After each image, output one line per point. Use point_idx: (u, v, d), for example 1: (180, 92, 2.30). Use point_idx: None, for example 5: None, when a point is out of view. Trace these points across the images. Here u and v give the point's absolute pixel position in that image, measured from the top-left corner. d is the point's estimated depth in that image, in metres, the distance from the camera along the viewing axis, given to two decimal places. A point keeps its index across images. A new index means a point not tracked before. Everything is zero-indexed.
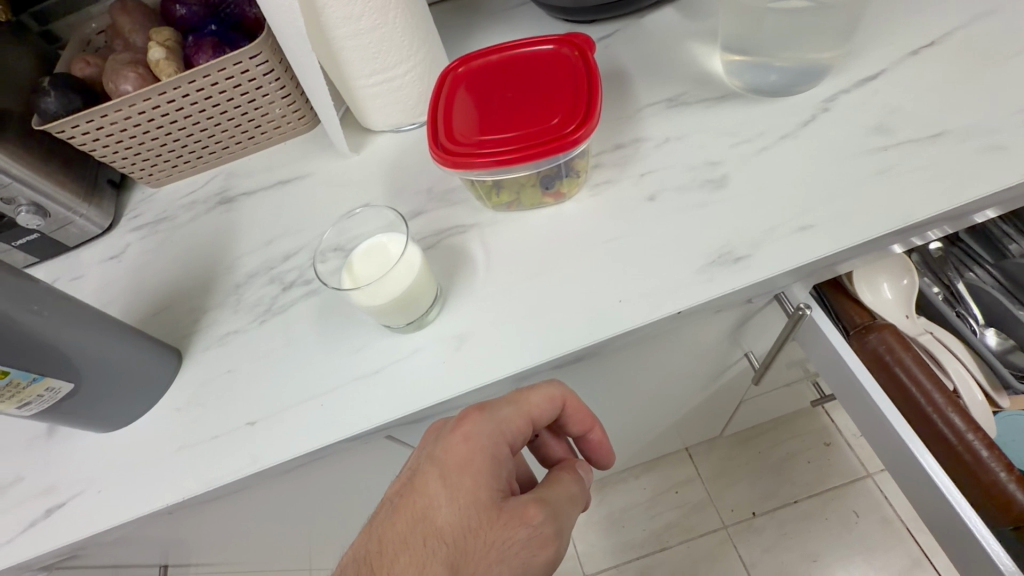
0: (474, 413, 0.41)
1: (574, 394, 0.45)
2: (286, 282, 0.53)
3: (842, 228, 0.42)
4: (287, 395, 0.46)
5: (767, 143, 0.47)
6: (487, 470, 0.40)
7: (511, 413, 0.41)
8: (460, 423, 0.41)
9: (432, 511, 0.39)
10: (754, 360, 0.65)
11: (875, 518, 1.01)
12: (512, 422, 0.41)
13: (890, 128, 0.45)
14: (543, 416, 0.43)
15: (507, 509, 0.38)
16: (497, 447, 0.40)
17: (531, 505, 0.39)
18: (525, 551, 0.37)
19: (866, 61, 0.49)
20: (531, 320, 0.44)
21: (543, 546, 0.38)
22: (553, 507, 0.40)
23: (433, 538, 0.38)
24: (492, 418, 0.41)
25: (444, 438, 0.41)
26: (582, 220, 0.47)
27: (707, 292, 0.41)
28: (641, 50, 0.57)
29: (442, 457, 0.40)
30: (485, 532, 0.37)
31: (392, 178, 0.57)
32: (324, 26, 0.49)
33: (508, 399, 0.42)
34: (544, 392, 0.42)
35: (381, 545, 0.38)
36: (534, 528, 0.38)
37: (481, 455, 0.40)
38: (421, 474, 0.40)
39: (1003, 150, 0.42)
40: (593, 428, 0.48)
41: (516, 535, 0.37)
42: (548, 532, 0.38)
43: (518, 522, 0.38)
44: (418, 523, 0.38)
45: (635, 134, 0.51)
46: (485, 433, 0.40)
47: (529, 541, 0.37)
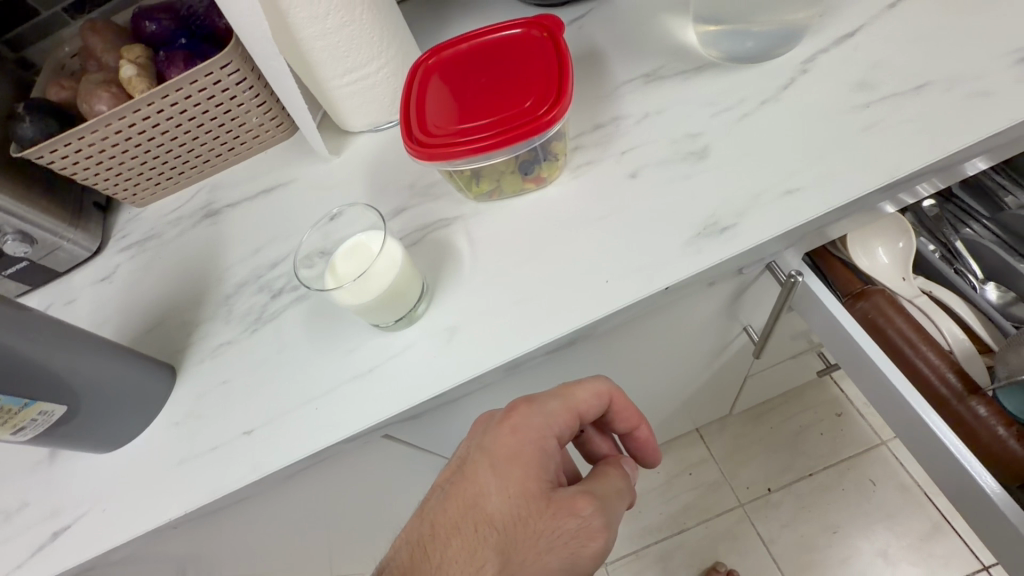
0: (523, 405, 0.41)
1: (621, 391, 0.45)
2: (274, 289, 0.53)
3: (830, 189, 0.41)
4: (284, 401, 0.46)
5: (747, 109, 0.46)
6: (538, 461, 0.40)
7: (561, 407, 0.41)
8: (509, 415, 0.41)
9: (483, 499, 0.39)
10: (753, 334, 0.64)
11: (892, 485, 1.00)
12: (561, 415, 0.41)
13: (873, 83, 0.44)
14: (590, 411, 0.43)
15: (557, 499, 0.38)
16: (548, 440, 0.41)
17: (580, 497, 0.39)
18: (574, 542, 0.37)
19: (844, 18, 0.48)
20: (520, 307, 0.43)
21: (592, 537, 0.37)
22: (602, 501, 0.39)
23: (484, 524, 0.38)
24: (543, 410, 0.41)
25: (499, 428, 0.41)
26: (565, 203, 0.47)
27: (697, 264, 0.41)
28: (614, 28, 0.56)
29: (494, 447, 0.40)
30: (535, 521, 0.38)
31: (374, 176, 0.57)
32: (290, 28, 0.48)
33: (557, 392, 0.42)
34: (593, 387, 0.43)
35: (432, 530, 0.39)
36: (584, 519, 0.38)
37: (530, 446, 0.40)
38: (473, 463, 0.40)
39: (990, 95, 0.41)
40: (639, 425, 0.48)
41: (566, 526, 0.37)
42: (597, 524, 0.38)
43: (568, 514, 0.38)
44: (469, 510, 0.39)
45: (614, 113, 0.50)
46: (535, 425, 0.40)
47: (579, 532, 0.37)
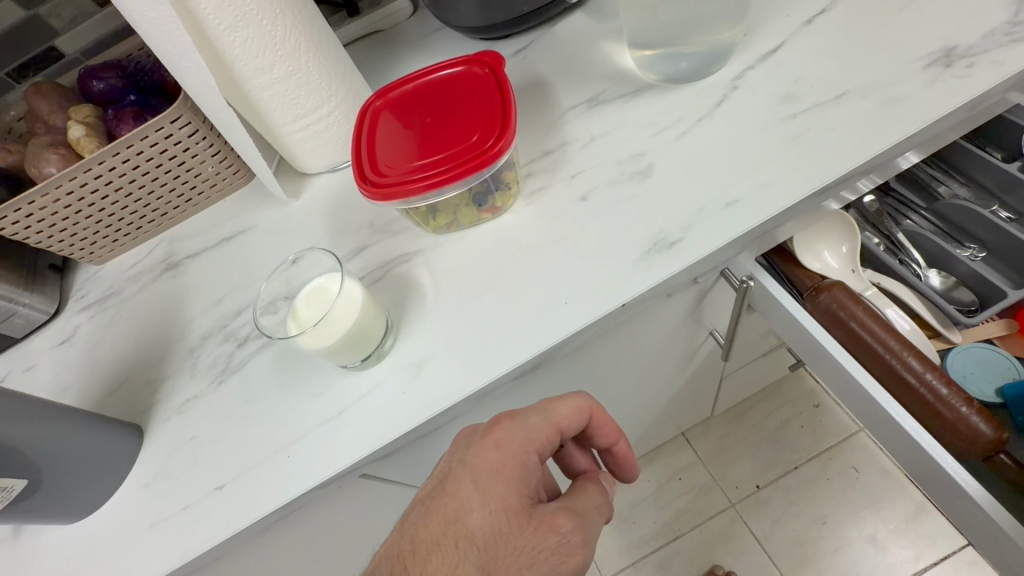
0: (506, 420, 0.42)
1: (601, 406, 0.45)
2: (239, 338, 0.52)
3: (766, 198, 0.43)
4: (255, 452, 0.46)
5: (685, 127, 0.49)
6: (518, 476, 0.40)
7: (542, 422, 0.41)
8: (491, 430, 0.41)
9: (464, 515, 0.39)
10: (719, 337, 0.66)
11: (875, 470, 1.02)
12: (541, 431, 0.42)
13: (797, 95, 0.47)
14: (571, 427, 0.43)
15: (538, 516, 0.39)
16: (529, 455, 0.41)
17: (560, 513, 0.39)
18: (554, 558, 0.37)
19: (767, 35, 0.51)
20: (484, 335, 0.44)
21: (571, 554, 0.38)
22: (582, 516, 0.40)
23: (465, 540, 0.38)
24: (526, 426, 0.41)
25: (481, 441, 0.41)
26: (520, 229, 0.48)
27: (650, 280, 0.42)
28: (557, 57, 0.59)
29: (476, 462, 0.40)
30: (516, 537, 0.38)
31: (333, 217, 0.57)
32: (236, 80, 0.49)
33: (538, 407, 0.42)
34: (575, 403, 0.43)
35: (413, 546, 0.38)
36: (564, 535, 0.38)
37: (512, 461, 0.40)
38: (455, 478, 0.40)
39: (903, 100, 0.44)
40: (619, 441, 0.49)
41: (546, 542, 0.38)
42: (576, 541, 0.38)
43: (548, 530, 0.38)
44: (450, 525, 0.38)
45: (561, 138, 0.52)
46: (517, 440, 0.41)
47: (558, 548, 0.38)
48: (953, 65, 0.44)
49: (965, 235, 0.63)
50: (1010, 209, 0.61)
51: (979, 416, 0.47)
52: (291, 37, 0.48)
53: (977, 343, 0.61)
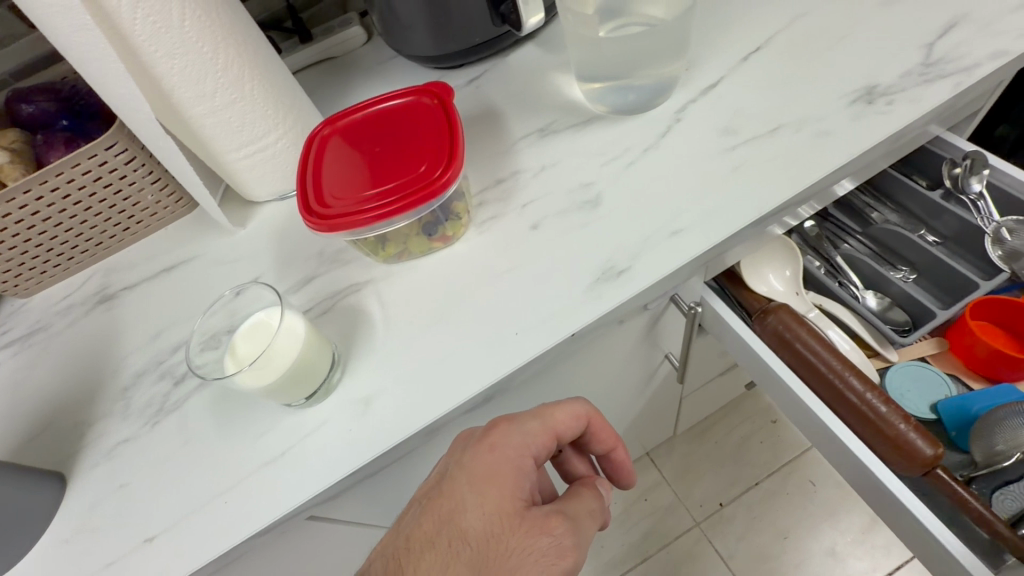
0: (503, 424, 0.41)
1: (598, 412, 0.45)
2: (177, 375, 0.50)
3: (708, 227, 0.44)
4: (191, 498, 0.43)
5: (632, 158, 0.50)
6: (513, 480, 0.39)
7: (539, 426, 0.41)
8: (488, 433, 0.41)
9: (457, 515, 0.38)
10: (675, 360, 0.67)
11: (830, 483, 1.06)
12: (538, 435, 0.41)
13: (736, 128, 0.49)
14: (567, 432, 0.42)
15: (529, 517, 0.38)
16: (525, 459, 0.40)
17: (553, 516, 0.38)
18: (544, 560, 0.36)
19: (706, 70, 0.54)
20: (435, 366, 0.43)
21: (562, 556, 0.36)
22: (574, 520, 0.39)
23: (457, 540, 0.37)
24: (522, 431, 0.40)
25: (478, 444, 0.40)
26: (471, 259, 0.48)
27: (600, 309, 0.42)
28: (509, 88, 0.60)
29: (471, 464, 0.39)
30: (508, 537, 0.37)
31: (281, 246, 0.55)
32: (176, 108, 0.47)
33: (534, 412, 0.42)
34: (572, 409, 0.43)
35: (407, 544, 0.37)
36: (555, 537, 0.37)
37: (509, 464, 0.39)
38: (450, 479, 0.39)
39: (831, 135, 0.46)
40: (617, 447, 0.48)
41: (537, 544, 0.37)
42: (569, 543, 0.37)
43: (540, 532, 0.37)
44: (443, 526, 0.37)
45: (513, 167, 0.53)
46: (513, 444, 0.40)
47: (549, 550, 0.36)
48: (875, 102, 0.47)
49: (898, 258, 0.66)
50: (936, 233, 0.66)
51: (918, 433, 0.48)
52: (234, 64, 0.47)
53: (912, 361, 0.63)
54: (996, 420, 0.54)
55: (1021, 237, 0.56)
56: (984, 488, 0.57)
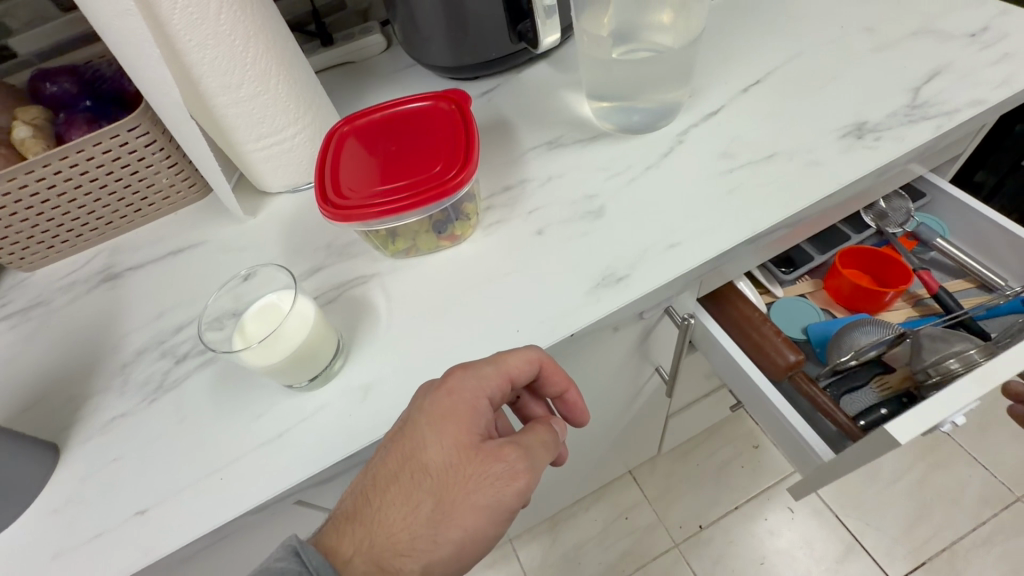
0: (458, 369, 0.40)
1: (552, 358, 0.42)
2: (179, 354, 0.50)
3: (705, 242, 0.46)
4: (187, 473, 0.43)
5: (635, 174, 0.52)
6: (469, 418, 0.39)
7: (493, 370, 0.39)
8: (444, 379, 0.40)
9: (419, 453, 0.38)
10: (664, 373, 0.69)
11: (807, 510, 1.08)
12: (492, 380, 0.39)
13: (733, 152, 0.52)
14: (522, 376, 0.40)
15: (485, 449, 0.39)
16: (480, 400, 0.39)
17: (507, 445, 0.39)
18: (497, 483, 0.38)
19: (708, 99, 0.57)
20: (436, 357, 0.45)
21: (516, 478, 0.38)
22: (527, 449, 0.40)
23: (418, 472, 0.38)
24: (475, 374, 0.39)
25: (433, 390, 0.39)
26: (477, 259, 0.50)
27: (598, 312, 0.44)
28: (520, 102, 0.63)
29: (430, 407, 0.38)
30: (466, 468, 0.38)
31: (291, 236, 0.57)
32: (202, 96, 0.49)
33: (490, 357, 0.40)
34: (524, 354, 0.40)
35: (373, 482, 0.38)
36: (509, 464, 0.38)
37: (464, 406, 0.39)
38: (410, 420, 0.39)
39: (821, 164, 0.49)
40: (570, 389, 0.46)
41: (491, 471, 0.38)
42: (521, 467, 0.39)
43: (494, 459, 0.38)
44: (404, 460, 0.38)
45: (521, 176, 0.55)
46: (467, 387, 0.39)
47: (503, 475, 0.38)
48: (863, 137, 0.50)
49: None
50: None
51: (787, 345, 0.53)
52: (263, 58, 0.49)
53: (794, 297, 0.66)
54: (851, 339, 0.58)
55: (891, 203, 0.67)
56: (834, 390, 0.63)
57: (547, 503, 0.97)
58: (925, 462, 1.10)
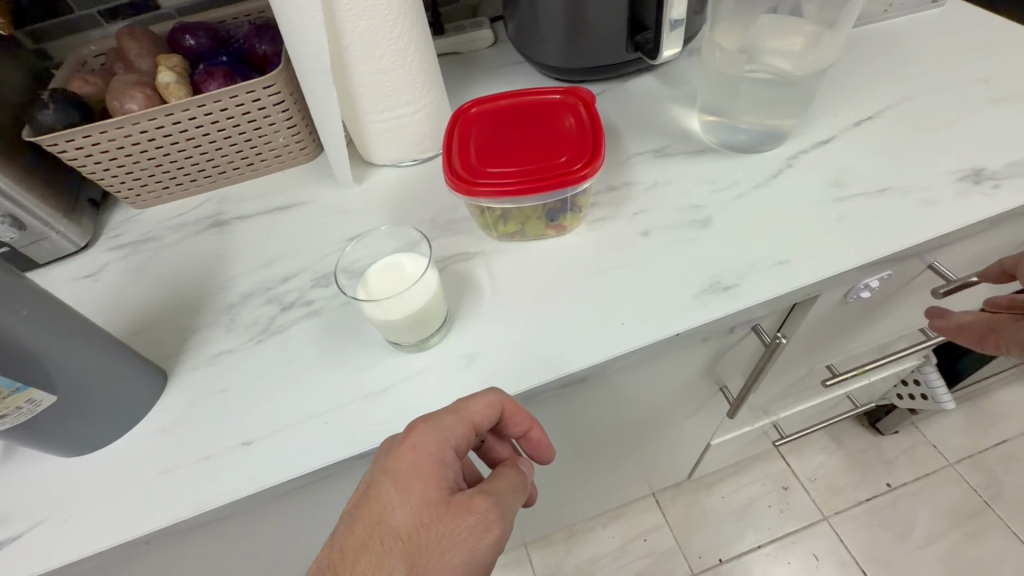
0: (420, 424, 0.39)
1: (515, 401, 0.42)
2: (284, 302, 0.52)
3: (815, 264, 0.47)
4: (287, 414, 0.45)
5: (743, 191, 0.53)
6: (436, 472, 0.38)
7: (453, 418, 0.39)
8: (407, 434, 0.39)
9: (387, 514, 0.37)
10: (728, 394, 0.69)
11: (833, 560, 1.06)
12: (456, 429, 0.39)
13: (844, 182, 0.52)
14: (485, 422, 0.40)
15: (455, 502, 0.38)
16: (445, 452, 0.39)
17: (477, 495, 0.38)
18: (470, 537, 0.36)
19: (818, 128, 0.58)
20: (538, 337, 0.46)
21: (488, 529, 0.37)
22: (496, 496, 0.39)
23: (389, 536, 0.37)
24: (437, 426, 0.39)
25: (391, 451, 0.39)
26: (581, 251, 0.51)
27: (703, 316, 0.45)
28: (626, 109, 0.65)
29: (392, 467, 0.38)
30: (436, 527, 0.37)
31: (396, 207, 0.59)
32: (347, 62, 0.52)
33: (450, 406, 0.40)
34: (486, 398, 0.40)
35: (343, 550, 0.37)
36: (481, 515, 0.37)
37: (429, 461, 0.38)
38: (375, 483, 0.38)
39: (936, 205, 0.49)
40: (534, 428, 0.45)
41: (463, 525, 0.37)
42: (493, 516, 0.37)
43: (464, 513, 0.37)
44: (371, 524, 0.37)
45: (627, 179, 0.56)
46: (429, 441, 0.38)
47: (475, 528, 0.37)
48: (981, 183, 0.50)
49: None
50: None
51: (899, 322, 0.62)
52: (407, 35, 0.52)
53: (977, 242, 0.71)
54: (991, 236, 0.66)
55: None
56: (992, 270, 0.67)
57: (574, 510, 0.97)
58: (962, 531, 1.07)
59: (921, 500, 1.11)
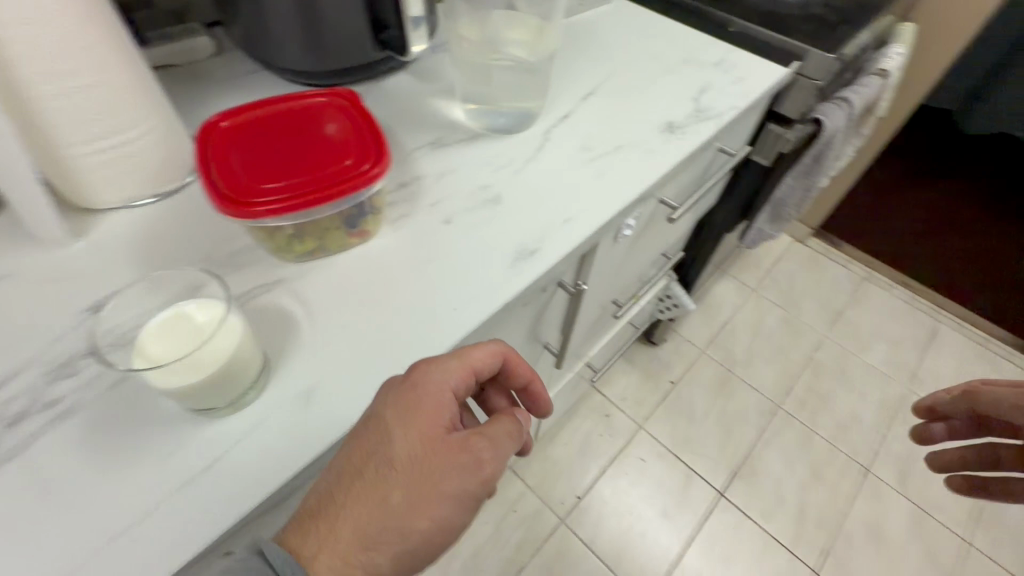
0: (422, 364, 0.40)
1: (512, 350, 0.46)
2: (9, 418, 0.38)
3: (590, 216, 0.55)
4: (66, 557, 0.33)
5: (518, 166, 0.59)
6: (435, 412, 0.39)
7: (455, 364, 0.40)
8: (409, 373, 0.40)
9: (385, 446, 0.37)
10: (552, 348, 0.77)
11: (654, 456, 1.30)
12: (455, 374, 0.40)
13: (590, 146, 0.62)
14: (485, 369, 0.43)
15: (451, 441, 0.39)
16: (445, 394, 0.40)
17: (473, 436, 0.39)
18: (462, 472, 0.38)
19: (558, 106, 0.67)
20: (376, 348, 0.43)
21: (480, 467, 0.39)
22: (491, 437, 0.40)
23: (385, 467, 0.37)
24: (439, 368, 0.40)
25: (399, 389, 0.39)
26: (392, 252, 0.50)
27: (521, 283, 0.49)
28: (391, 108, 0.64)
29: (398, 403, 0.38)
30: (433, 459, 0.38)
31: (148, 256, 0.48)
32: (15, 83, 0.39)
33: (453, 351, 0.41)
34: (485, 348, 0.43)
35: (339, 478, 0.37)
36: (474, 454, 0.39)
37: (431, 401, 0.39)
38: (374, 418, 0.38)
39: (654, 152, 0.63)
40: (534, 379, 0.50)
41: (457, 460, 0.38)
42: (485, 457, 0.39)
43: (461, 449, 0.39)
44: (369, 456, 0.37)
45: (414, 174, 0.57)
46: (432, 382, 0.39)
47: (467, 466, 0.38)
48: (675, 131, 0.65)
49: None
50: None
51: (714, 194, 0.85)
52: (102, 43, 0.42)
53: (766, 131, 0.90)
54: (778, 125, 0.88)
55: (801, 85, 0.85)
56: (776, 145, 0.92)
57: None
58: (722, 396, 1.42)
59: (693, 384, 1.43)
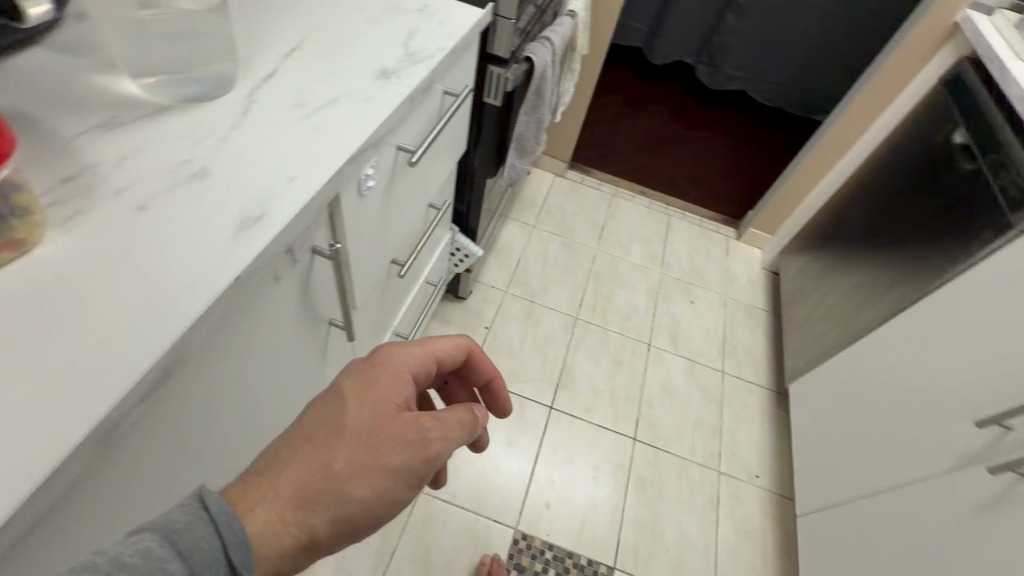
0: (388, 346, 0.48)
1: (476, 344, 0.55)
2: None
3: (316, 170, 0.52)
4: None
5: (223, 134, 0.53)
6: (392, 389, 0.45)
7: (419, 348, 0.49)
8: (375, 355, 0.47)
9: (343, 419, 0.42)
10: (339, 323, 0.74)
11: None
12: (418, 356, 0.49)
13: (304, 102, 0.59)
14: (446, 357, 0.52)
15: (403, 417, 0.44)
16: (404, 374, 0.47)
17: (424, 416, 0.44)
18: (408, 449, 0.43)
19: (260, 66, 0.62)
20: (71, 368, 0.35)
21: (427, 447, 0.44)
22: (442, 420, 0.45)
23: (333, 437, 0.41)
24: (404, 350, 0.48)
25: (365, 369, 0.46)
26: (70, 256, 0.41)
27: (248, 253, 0.44)
28: (30, 91, 0.51)
29: (361, 376, 0.45)
30: (382, 432, 0.43)
31: None
32: None
33: (420, 339, 0.50)
34: (450, 340, 0.53)
35: (287, 444, 0.41)
36: (423, 432, 0.44)
37: (391, 378, 0.46)
38: (338, 390, 0.44)
39: (374, 99, 0.62)
40: (495, 377, 0.58)
41: (405, 437, 0.43)
42: (434, 437, 0.44)
43: (410, 428, 0.43)
44: (323, 425, 0.42)
45: (83, 163, 0.47)
46: (393, 364, 0.47)
47: (415, 443, 0.43)
48: (390, 77, 0.65)
49: None
50: None
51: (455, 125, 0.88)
52: None
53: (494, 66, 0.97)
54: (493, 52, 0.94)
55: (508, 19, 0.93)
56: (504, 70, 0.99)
57: None
58: (531, 325, 1.56)
59: (505, 323, 1.54)
